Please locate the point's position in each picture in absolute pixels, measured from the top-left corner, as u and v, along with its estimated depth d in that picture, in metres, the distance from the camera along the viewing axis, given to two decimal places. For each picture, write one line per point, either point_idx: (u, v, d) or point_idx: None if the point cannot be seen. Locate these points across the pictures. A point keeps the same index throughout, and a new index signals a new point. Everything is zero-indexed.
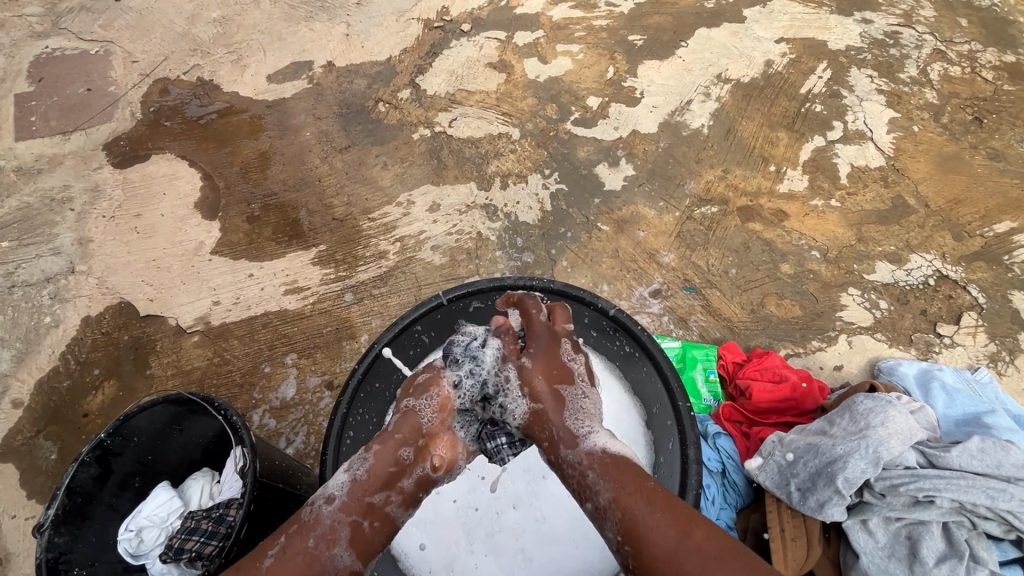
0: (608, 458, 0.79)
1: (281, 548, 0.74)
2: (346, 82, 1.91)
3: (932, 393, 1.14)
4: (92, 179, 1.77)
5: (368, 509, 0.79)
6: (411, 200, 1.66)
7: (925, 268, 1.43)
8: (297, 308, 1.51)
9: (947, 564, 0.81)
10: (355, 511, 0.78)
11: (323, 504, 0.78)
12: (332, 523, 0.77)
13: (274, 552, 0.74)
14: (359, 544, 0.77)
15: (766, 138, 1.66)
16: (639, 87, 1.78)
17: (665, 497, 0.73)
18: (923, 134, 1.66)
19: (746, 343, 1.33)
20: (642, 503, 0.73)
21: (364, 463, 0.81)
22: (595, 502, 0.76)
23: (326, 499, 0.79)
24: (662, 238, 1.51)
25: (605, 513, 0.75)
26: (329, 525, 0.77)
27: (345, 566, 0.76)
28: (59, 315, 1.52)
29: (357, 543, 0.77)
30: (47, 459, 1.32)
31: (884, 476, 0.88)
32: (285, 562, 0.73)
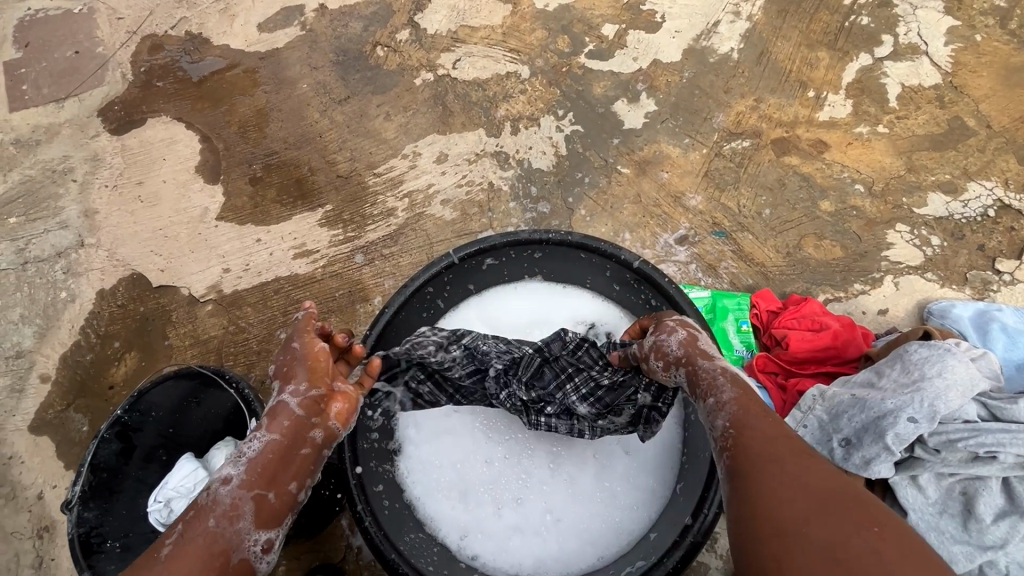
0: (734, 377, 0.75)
1: (178, 536, 0.68)
2: (340, 26, 1.77)
3: (990, 336, 1.04)
4: (91, 148, 1.72)
5: (269, 481, 0.73)
6: (417, 151, 1.56)
7: (984, 199, 1.29)
8: (307, 272, 1.46)
9: (1007, 522, 0.75)
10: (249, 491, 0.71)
11: (219, 485, 0.71)
12: (232, 501, 0.70)
13: (171, 540, 0.67)
14: (265, 514, 0.71)
15: (804, 60, 1.49)
16: (660, 9, 1.60)
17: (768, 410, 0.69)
18: (987, 44, 1.46)
19: (781, 290, 1.24)
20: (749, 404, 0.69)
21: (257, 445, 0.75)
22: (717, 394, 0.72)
23: (222, 480, 0.72)
24: (688, 179, 1.39)
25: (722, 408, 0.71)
26: (224, 507, 0.70)
27: (254, 540, 0.70)
28: (74, 289, 1.51)
29: (264, 515, 0.72)
30: (79, 431, 1.34)
31: (938, 432, 0.80)
32: (183, 547, 0.66)
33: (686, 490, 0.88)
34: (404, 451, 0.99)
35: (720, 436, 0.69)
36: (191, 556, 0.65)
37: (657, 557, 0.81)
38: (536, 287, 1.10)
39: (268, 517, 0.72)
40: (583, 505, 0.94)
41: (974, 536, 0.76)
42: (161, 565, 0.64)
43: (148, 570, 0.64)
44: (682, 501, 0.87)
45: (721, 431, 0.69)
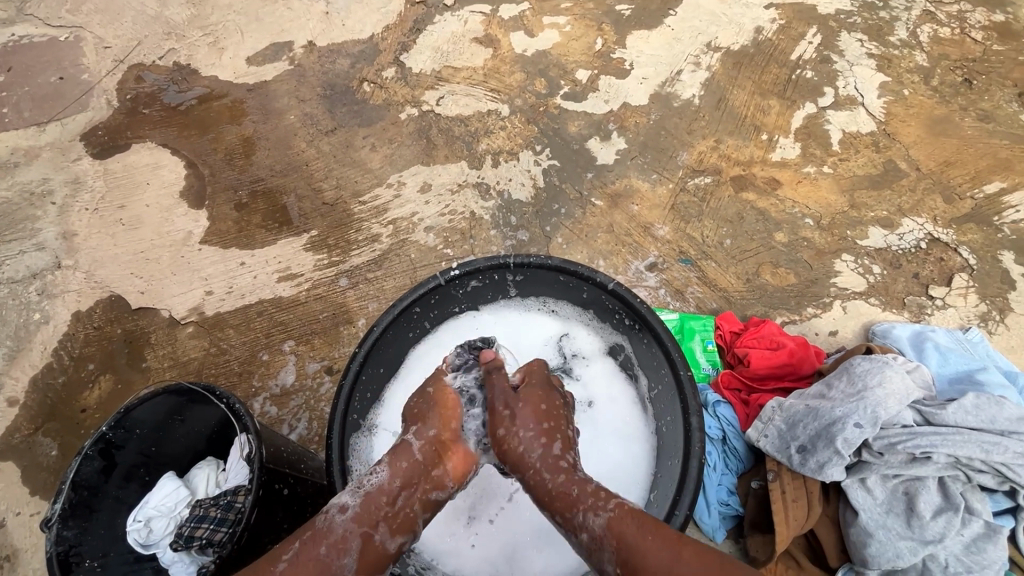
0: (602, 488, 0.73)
1: (293, 554, 0.70)
2: (328, 63, 1.86)
3: (925, 353, 1.15)
4: (72, 171, 1.72)
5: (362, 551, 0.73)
6: (401, 181, 1.63)
7: (917, 232, 1.43)
8: (291, 295, 1.49)
9: (943, 517, 0.84)
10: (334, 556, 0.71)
11: (336, 512, 0.74)
12: (344, 532, 0.73)
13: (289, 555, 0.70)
14: (367, 557, 0.73)
15: (758, 107, 1.65)
16: (628, 58, 1.76)
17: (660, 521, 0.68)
18: (913, 98, 1.65)
19: (742, 313, 1.34)
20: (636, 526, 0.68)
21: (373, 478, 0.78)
22: (588, 531, 0.70)
23: (338, 508, 0.75)
24: (656, 211, 1.50)
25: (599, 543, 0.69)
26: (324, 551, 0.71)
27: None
28: (48, 311, 1.50)
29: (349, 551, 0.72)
30: (48, 456, 1.31)
31: (881, 436, 0.89)
32: (297, 568, 0.69)
33: (658, 501, 0.88)
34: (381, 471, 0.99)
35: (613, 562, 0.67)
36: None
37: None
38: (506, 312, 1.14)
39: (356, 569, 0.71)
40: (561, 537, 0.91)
41: (916, 531, 0.84)
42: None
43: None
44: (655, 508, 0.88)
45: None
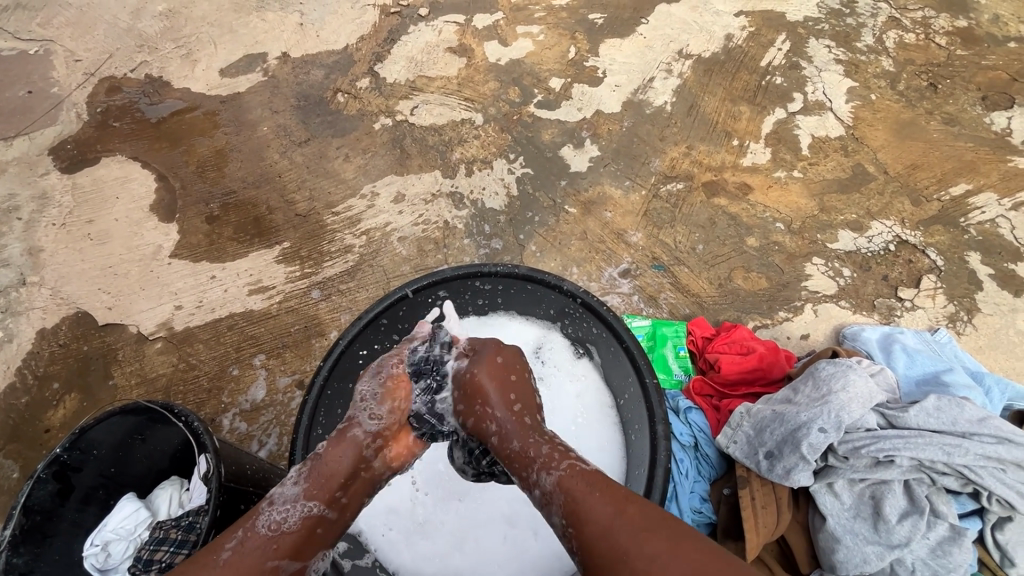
0: (557, 450, 0.71)
1: (238, 541, 0.66)
2: (302, 74, 1.86)
3: (893, 355, 1.16)
4: (39, 186, 1.69)
5: (296, 550, 0.68)
6: (375, 191, 1.62)
7: (886, 235, 1.45)
8: (263, 308, 1.47)
9: (909, 520, 0.84)
10: (280, 548, 0.66)
11: (275, 505, 0.69)
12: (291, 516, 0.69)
13: (232, 545, 0.66)
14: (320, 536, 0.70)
15: (729, 113, 1.67)
16: (601, 66, 1.77)
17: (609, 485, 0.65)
18: (881, 102, 1.68)
19: (714, 318, 1.35)
20: (585, 486, 0.65)
21: (319, 457, 0.74)
22: (540, 487, 0.69)
23: (280, 498, 0.70)
24: (630, 218, 1.51)
25: (550, 498, 0.67)
26: (266, 540, 0.67)
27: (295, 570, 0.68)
28: (13, 329, 1.47)
29: (285, 550, 0.67)
30: (8, 478, 1.28)
31: (845, 440, 0.89)
32: (240, 556, 0.65)
33: None
34: None
35: (564, 535, 0.64)
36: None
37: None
38: (471, 324, 1.12)
39: (292, 565, 0.67)
40: (524, 555, 0.90)
41: (882, 535, 0.84)
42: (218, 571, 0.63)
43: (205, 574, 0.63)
44: None
45: (563, 531, 0.64)
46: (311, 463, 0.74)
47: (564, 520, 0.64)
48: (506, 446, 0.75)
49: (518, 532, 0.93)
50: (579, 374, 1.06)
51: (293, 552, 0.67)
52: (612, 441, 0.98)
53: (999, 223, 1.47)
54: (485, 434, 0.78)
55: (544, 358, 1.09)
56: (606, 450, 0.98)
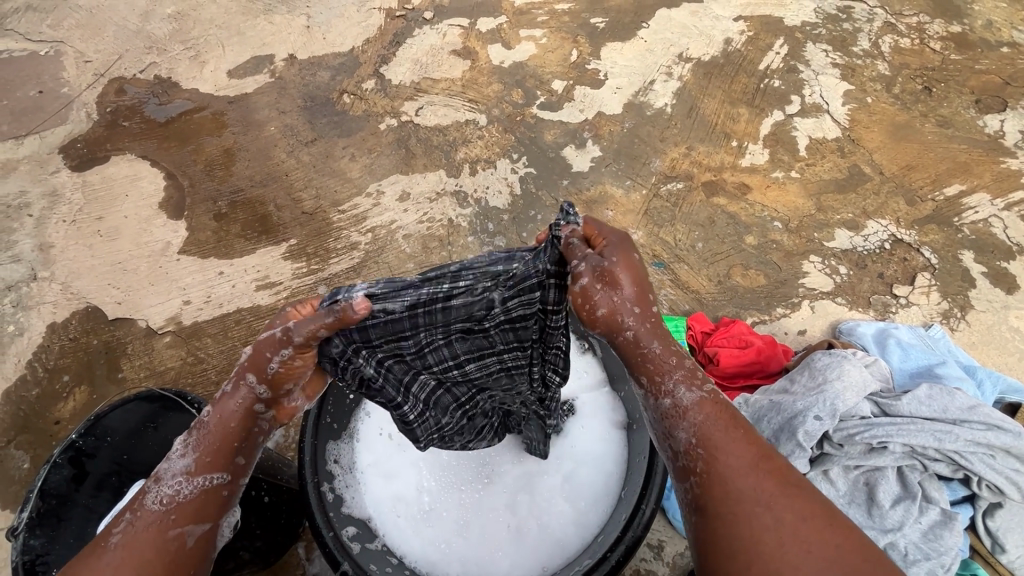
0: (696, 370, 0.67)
1: (127, 524, 0.63)
2: (309, 75, 1.89)
3: (887, 349, 1.19)
4: (50, 184, 1.72)
5: (198, 512, 0.65)
6: (380, 189, 1.65)
7: (881, 233, 1.48)
8: (270, 303, 1.50)
9: (902, 505, 0.87)
10: (179, 516, 0.64)
11: (158, 483, 0.65)
12: (179, 487, 0.65)
13: (120, 528, 0.63)
14: (221, 498, 0.67)
15: (728, 115, 1.70)
16: (603, 69, 1.81)
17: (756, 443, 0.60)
18: (876, 105, 1.71)
19: (713, 314, 1.37)
20: (726, 422, 0.61)
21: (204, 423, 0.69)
22: (674, 399, 0.64)
23: (165, 474, 0.66)
24: (630, 217, 1.54)
25: (684, 412, 0.63)
26: (159, 513, 0.63)
27: (203, 531, 0.65)
28: (23, 323, 1.49)
29: (187, 516, 0.64)
30: (19, 469, 1.30)
31: (840, 428, 0.92)
32: (132, 537, 0.62)
33: (628, 493, 0.87)
34: (361, 477, 0.97)
35: (686, 452, 0.61)
36: (126, 568, 0.60)
37: (598, 553, 0.80)
38: None
39: (198, 527, 0.64)
40: (529, 540, 0.93)
41: (876, 520, 0.87)
42: (107, 558, 0.60)
43: (95, 565, 0.60)
44: (624, 503, 0.86)
45: (689, 449, 0.61)
46: (193, 432, 0.68)
47: (694, 440, 0.61)
48: (640, 347, 0.65)
49: (523, 519, 0.96)
50: (582, 370, 1.09)
51: (195, 516, 0.64)
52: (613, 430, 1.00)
53: (992, 223, 1.50)
54: (617, 326, 0.65)
55: None
56: (607, 439, 0.99)
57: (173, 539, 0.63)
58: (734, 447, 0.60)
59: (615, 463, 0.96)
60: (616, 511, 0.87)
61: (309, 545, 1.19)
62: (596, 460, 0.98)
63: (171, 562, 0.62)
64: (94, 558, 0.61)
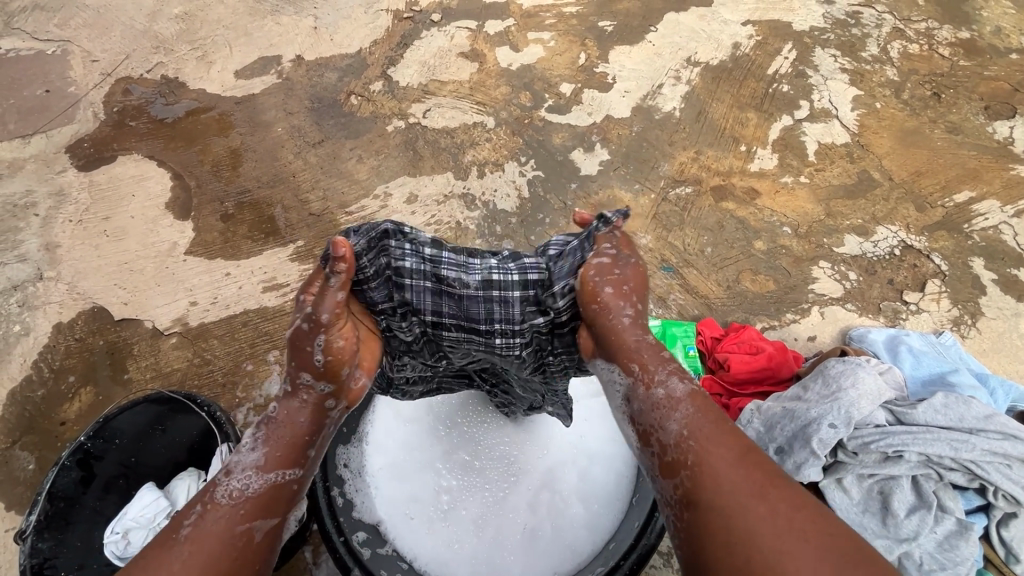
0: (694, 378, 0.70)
1: (197, 517, 0.63)
2: (316, 76, 1.89)
3: (899, 356, 1.18)
4: (56, 183, 1.71)
5: (268, 508, 0.65)
6: (388, 191, 1.65)
7: (891, 239, 1.47)
8: (277, 305, 1.49)
9: (917, 515, 0.86)
10: (247, 512, 0.64)
11: (228, 476, 0.65)
12: (250, 480, 0.65)
13: (191, 520, 0.62)
14: (287, 496, 0.67)
15: (736, 119, 1.70)
16: (611, 72, 1.80)
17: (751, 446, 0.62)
18: (885, 110, 1.71)
19: (723, 318, 1.37)
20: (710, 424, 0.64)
21: (273, 420, 0.70)
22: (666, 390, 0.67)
23: (235, 468, 0.66)
24: (639, 221, 1.53)
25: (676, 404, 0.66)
26: (229, 508, 0.63)
27: (269, 528, 0.65)
28: (29, 323, 1.48)
29: (255, 511, 0.64)
30: (24, 470, 1.30)
31: (855, 436, 0.92)
32: (201, 531, 0.61)
33: (641, 499, 0.90)
34: (372, 481, 0.96)
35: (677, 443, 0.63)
36: (194, 563, 0.59)
37: (611, 561, 0.83)
38: None
39: (268, 523, 0.65)
40: (543, 544, 0.92)
41: (890, 530, 0.86)
42: (178, 553, 0.59)
43: (166, 559, 0.58)
44: (635, 510, 0.90)
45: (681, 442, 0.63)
46: (264, 427, 0.69)
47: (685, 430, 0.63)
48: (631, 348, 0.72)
49: (538, 521, 0.95)
50: (590, 374, 1.10)
51: (264, 511, 0.65)
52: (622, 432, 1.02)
53: (1002, 230, 1.49)
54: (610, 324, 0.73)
55: None
56: (616, 441, 1.02)
57: (241, 535, 0.63)
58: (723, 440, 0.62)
59: (626, 466, 0.99)
60: (628, 517, 0.89)
61: (317, 549, 1.18)
62: (608, 462, 0.99)
63: (236, 558, 0.61)
64: (163, 552, 0.59)
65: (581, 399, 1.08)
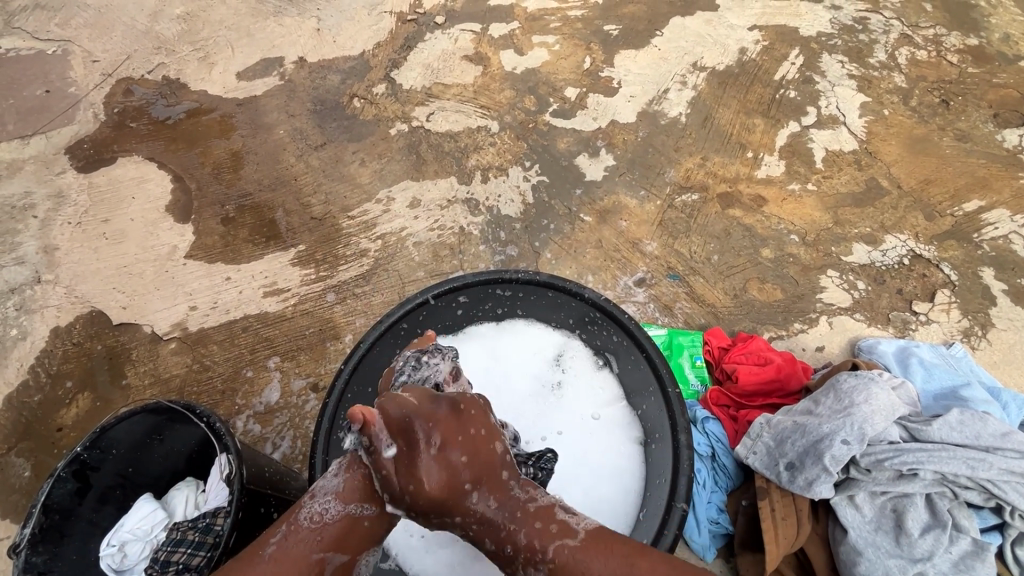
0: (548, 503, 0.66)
1: (280, 537, 0.61)
2: (319, 78, 1.87)
3: (910, 369, 1.16)
4: (55, 185, 1.69)
5: (342, 542, 0.63)
6: (391, 196, 1.63)
7: (900, 248, 1.46)
8: (278, 311, 1.47)
9: (931, 534, 0.84)
10: (324, 540, 0.62)
11: (313, 499, 0.64)
12: (330, 508, 0.63)
13: (276, 539, 0.61)
14: (360, 533, 0.64)
15: (743, 125, 1.68)
16: (616, 77, 1.79)
17: (599, 535, 0.62)
18: (893, 118, 1.69)
19: (730, 328, 1.35)
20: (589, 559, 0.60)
21: (366, 445, 0.68)
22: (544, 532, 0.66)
23: (320, 492, 0.64)
24: (645, 228, 1.51)
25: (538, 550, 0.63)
26: (309, 532, 0.62)
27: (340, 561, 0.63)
28: (26, 326, 1.46)
29: (331, 541, 0.62)
30: (20, 477, 1.28)
31: (868, 452, 0.90)
32: (284, 551, 0.60)
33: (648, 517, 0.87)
34: None
35: None
36: None
37: None
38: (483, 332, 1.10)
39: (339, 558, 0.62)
40: None
41: (904, 549, 0.84)
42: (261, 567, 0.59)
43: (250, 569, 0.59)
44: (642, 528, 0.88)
45: None
46: (357, 451, 0.67)
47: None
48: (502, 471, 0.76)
49: None
50: (598, 384, 1.04)
51: (338, 544, 0.62)
52: (631, 446, 0.97)
53: (1012, 239, 1.48)
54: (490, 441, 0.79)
55: (565, 366, 1.07)
56: (624, 455, 0.97)
57: (316, 563, 0.61)
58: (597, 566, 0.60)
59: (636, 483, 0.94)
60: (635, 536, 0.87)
61: None
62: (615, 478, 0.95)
63: None
64: (247, 564, 0.59)
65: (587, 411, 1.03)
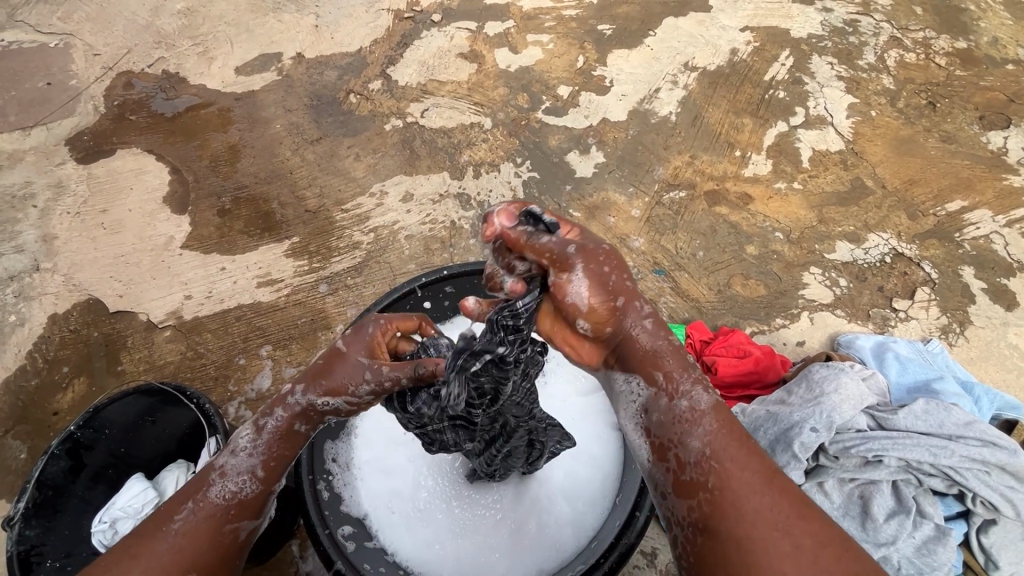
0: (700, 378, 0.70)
1: (187, 514, 0.67)
2: (316, 74, 1.90)
3: (886, 362, 1.19)
4: (55, 175, 1.72)
5: (254, 512, 0.70)
6: (384, 190, 1.66)
7: (882, 247, 1.48)
8: (271, 300, 1.50)
9: (895, 519, 0.88)
10: (237, 513, 0.68)
11: (219, 478, 0.69)
12: (238, 485, 0.69)
13: (183, 516, 0.67)
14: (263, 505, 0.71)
15: (732, 124, 1.71)
16: (608, 76, 1.81)
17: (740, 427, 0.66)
18: (880, 119, 1.72)
19: (713, 322, 1.38)
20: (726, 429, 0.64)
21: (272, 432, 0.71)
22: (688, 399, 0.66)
23: (222, 473, 0.69)
24: (632, 224, 1.54)
25: (694, 415, 0.65)
26: (220, 507, 0.68)
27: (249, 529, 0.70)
28: (25, 313, 1.50)
29: (245, 512, 0.69)
30: (16, 458, 1.31)
31: (836, 440, 0.93)
32: (191, 529, 0.66)
33: (622, 499, 0.88)
34: (358, 473, 0.97)
35: (697, 462, 0.63)
36: (180, 556, 0.64)
37: (591, 560, 0.83)
38: None
39: (250, 525, 0.70)
40: (527, 540, 0.93)
41: (870, 534, 0.88)
42: (168, 543, 0.65)
43: (158, 544, 0.64)
44: (616, 510, 0.89)
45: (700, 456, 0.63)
46: (257, 430, 0.71)
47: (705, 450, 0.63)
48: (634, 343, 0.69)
49: (522, 519, 0.96)
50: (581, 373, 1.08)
51: (252, 514, 0.70)
52: (609, 432, 1.01)
53: (993, 239, 1.50)
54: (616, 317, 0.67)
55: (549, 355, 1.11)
56: (602, 440, 1.01)
57: (228, 533, 0.68)
58: (746, 463, 0.62)
59: (612, 467, 0.97)
60: (610, 517, 0.88)
61: (303, 542, 1.18)
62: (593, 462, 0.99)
63: (222, 555, 0.67)
64: (153, 540, 0.65)
65: (568, 398, 1.07)
